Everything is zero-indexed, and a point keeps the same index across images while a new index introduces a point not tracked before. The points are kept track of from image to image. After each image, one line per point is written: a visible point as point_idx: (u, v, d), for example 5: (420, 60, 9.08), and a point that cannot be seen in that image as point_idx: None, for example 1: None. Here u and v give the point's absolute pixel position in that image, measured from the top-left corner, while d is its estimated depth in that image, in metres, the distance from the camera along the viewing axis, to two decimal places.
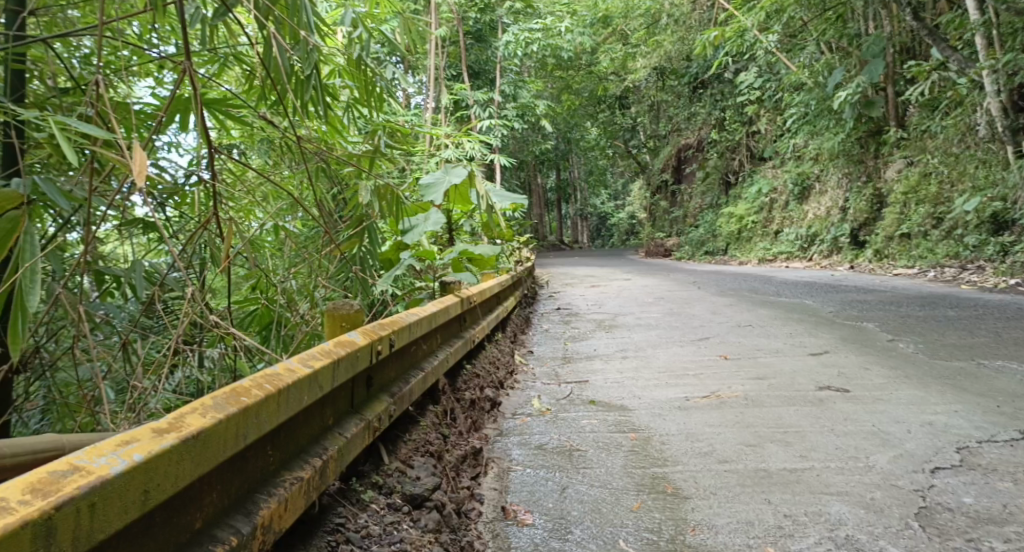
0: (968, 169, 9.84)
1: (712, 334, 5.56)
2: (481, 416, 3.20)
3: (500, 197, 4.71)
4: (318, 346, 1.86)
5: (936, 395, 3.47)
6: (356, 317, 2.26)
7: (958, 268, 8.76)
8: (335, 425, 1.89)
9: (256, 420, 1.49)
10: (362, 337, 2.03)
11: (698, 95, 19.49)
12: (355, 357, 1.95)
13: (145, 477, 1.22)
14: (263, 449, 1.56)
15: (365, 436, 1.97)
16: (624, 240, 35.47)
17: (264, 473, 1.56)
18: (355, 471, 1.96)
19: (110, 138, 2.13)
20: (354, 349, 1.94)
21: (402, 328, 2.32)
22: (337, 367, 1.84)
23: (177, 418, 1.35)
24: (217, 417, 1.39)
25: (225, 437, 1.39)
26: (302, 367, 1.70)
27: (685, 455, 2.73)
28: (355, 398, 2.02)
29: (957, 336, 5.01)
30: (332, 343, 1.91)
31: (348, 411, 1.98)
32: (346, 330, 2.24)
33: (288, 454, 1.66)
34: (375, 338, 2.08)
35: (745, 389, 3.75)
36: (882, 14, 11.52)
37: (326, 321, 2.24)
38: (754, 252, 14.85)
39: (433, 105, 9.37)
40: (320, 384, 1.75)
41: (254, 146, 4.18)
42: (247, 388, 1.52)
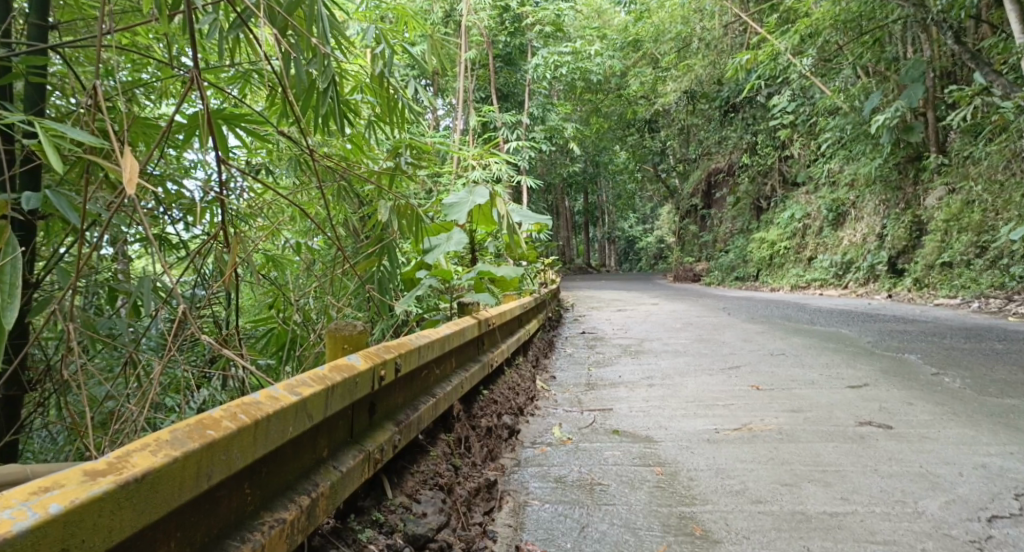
0: (1013, 198, 9.48)
1: (744, 362, 5.35)
2: (498, 445, 3.04)
3: (525, 217, 4.56)
4: (315, 369, 1.73)
5: (987, 434, 3.24)
6: (360, 339, 2.11)
7: (1002, 299, 8.43)
8: (331, 457, 1.75)
9: (223, 457, 1.38)
10: (364, 361, 1.88)
11: (730, 118, 19.27)
12: (353, 383, 1.80)
13: (66, 531, 1.13)
14: (238, 487, 1.44)
15: (364, 469, 1.82)
16: (653, 265, 35.16)
17: (240, 515, 1.44)
18: (353, 507, 1.82)
19: (101, 143, 2.03)
20: (354, 374, 1.80)
21: (410, 350, 2.17)
22: (332, 394, 1.70)
23: (122, 457, 1.26)
24: (170, 456, 1.28)
25: (178, 478, 1.29)
26: (288, 396, 1.57)
27: (715, 493, 2.54)
28: (356, 426, 1.87)
29: (1007, 371, 4.74)
30: (332, 365, 1.78)
31: (347, 441, 1.83)
32: (348, 352, 2.10)
33: (271, 491, 1.53)
34: (379, 362, 1.94)
35: (779, 422, 3.54)
36: (922, 38, 11.30)
37: (328, 343, 2.10)
38: (786, 279, 14.53)
39: (461, 126, 9.30)
40: (310, 414, 1.62)
41: (277, 165, 4.08)
42: (217, 420, 1.40)
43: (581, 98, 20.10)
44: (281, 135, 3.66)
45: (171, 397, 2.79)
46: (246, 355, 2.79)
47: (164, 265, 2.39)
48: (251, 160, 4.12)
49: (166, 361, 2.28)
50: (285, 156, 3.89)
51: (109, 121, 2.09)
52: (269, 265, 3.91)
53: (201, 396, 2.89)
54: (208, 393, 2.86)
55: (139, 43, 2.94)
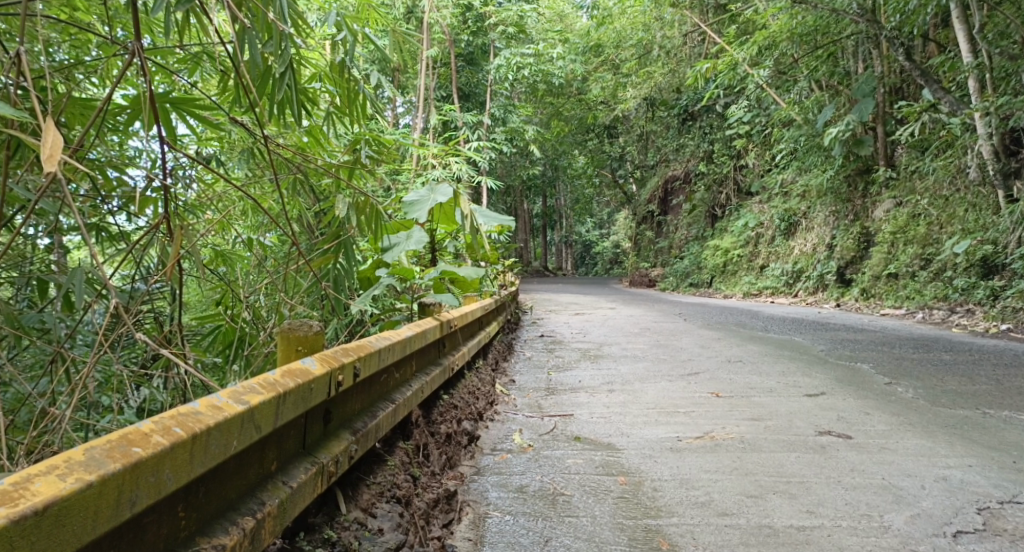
0: (958, 212, 9.67)
1: (702, 369, 5.33)
2: (457, 452, 2.93)
3: (487, 217, 4.46)
4: (264, 374, 1.61)
5: (945, 446, 3.24)
6: (315, 341, 1.99)
7: (945, 310, 8.60)
8: (280, 472, 1.63)
9: (152, 479, 1.26)
10: (319, 365, 1.77)
11: (687, 126, 19.43)
12: (307, 391, 1.68)
13: None
14: (169, 511, 1.31)
15: (316, 483, 1.70)
16: (608, 270, 35.33)
17: (171, 543, 1.31)
18: (304, 525, 1.70)
19: (20, 116, 1.88)
20: (308, 380, 1.68)
21: (369, 354, 2.06)
22: (283, 402, 1.58)
23: (26, 482, 1.13)
24: (84, 481, 1.16)
25: (94, 506, 1.16)
26: (231, 407, 1.44)
27: (680, 505, 2.48)
28: (308, 437, 1.75)
29: (957, 382, 4.79)
30: (283, 370, 1.66)
31: (299, 453, 1.71)
32: (302, 354, 1.98)
33: (209, 513, 1.40)
34: (335, 366, 1.82)
35: (741, 431, 3.50)
36: (874, 54, 11.50)
37: (280, 344, 1.97)
38: (738, 286, 14.68)
39: (421, 125, 9.16)
40: (257, 425, 1.49)
41: (233, 157, 3.92)
42: (145, 435, 1.28)
43: (542, 101, 20.12)
44: (234, 127, 3.52)
45: (108, 396, 2.66)
46: (189, 355, 2.65)
47: (92, 254, 2.19)
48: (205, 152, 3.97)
49: (95, 357, 2.11)
50: (240, 146, 3.74)
51: (31, 94, 1.93)
52: (218, 260, 3.75)
53: (142, 395, 2.76)
54: (149, 392, 2.72)
55: (79, 20, 2.79)
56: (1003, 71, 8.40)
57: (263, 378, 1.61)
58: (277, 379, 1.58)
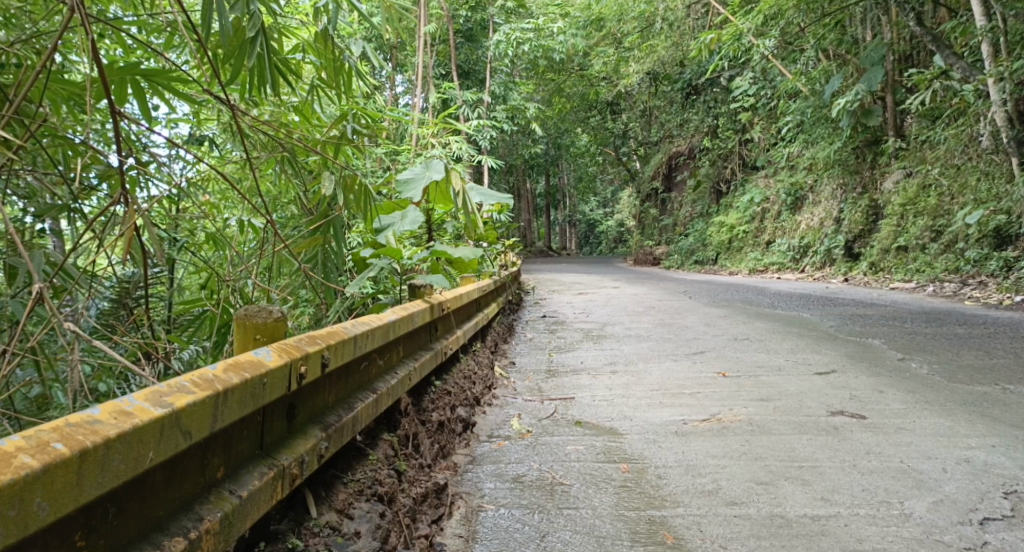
0: (970, 182, 9.45)
1: (708, 347, 5.17)
2: (450, 441, 2.79)
3: (484, 196, 4.28)
4: (203, 370, 1.46)
5: (965, 425, 3.09)
6: (275, 328, 1.83)
7: (957, 283, 8.40)
8: (227, 480, 1.48)
9: (15, 512, 1.06)
10: (274, 357, 1.62)
11: (691, 101, 19.11)
12: (256, 388, 1.53)
13: None
14: (56, 543, 1.13)
15: (271, 489, 1.56)
16: (613, 248, 35.11)
17: None
18: (263, 534, 1.56)
19: None
20: (259, 374, 1.53)
21: (341, 341, 1.91)
22: (222, 401, 1.43)
23: None
24: None
25: None
26: (143, 413, 1.27)
27: (686, 494, 2.34)
28: (265, 438, 1.61)
29: (974, 357, 4.62)
30: (228, 363, 1.51)
31: (252, 455, 1.57)
32: (262, 343, 1.82)
33: (119, 539, 1.24)
34: (295, 357, 1.67)
35: (750, 412, 3.35)
36: (882, 21, 11.20)
37: (237, 332, 1.82)
38: (744, 262, 14.50)
39: (420, 102, 8.96)
40: (185, 430, 1.34)
41: (223, 138, 3.77)
42: (11, 456, 1.10)
43: (543, 78, 19.83)
44: (215, 102, 3.36)
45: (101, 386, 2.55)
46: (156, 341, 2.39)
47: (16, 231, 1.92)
48: (199, 133, 3.85)
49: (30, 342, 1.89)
50: (224, 125, 3.59)
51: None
52: (207, 243, 3.60)
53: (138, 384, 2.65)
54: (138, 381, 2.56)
55: None
56: (1018, 34, 8.16)
57: (202, 374, 1.46)
58: (214, 376, 1.43)
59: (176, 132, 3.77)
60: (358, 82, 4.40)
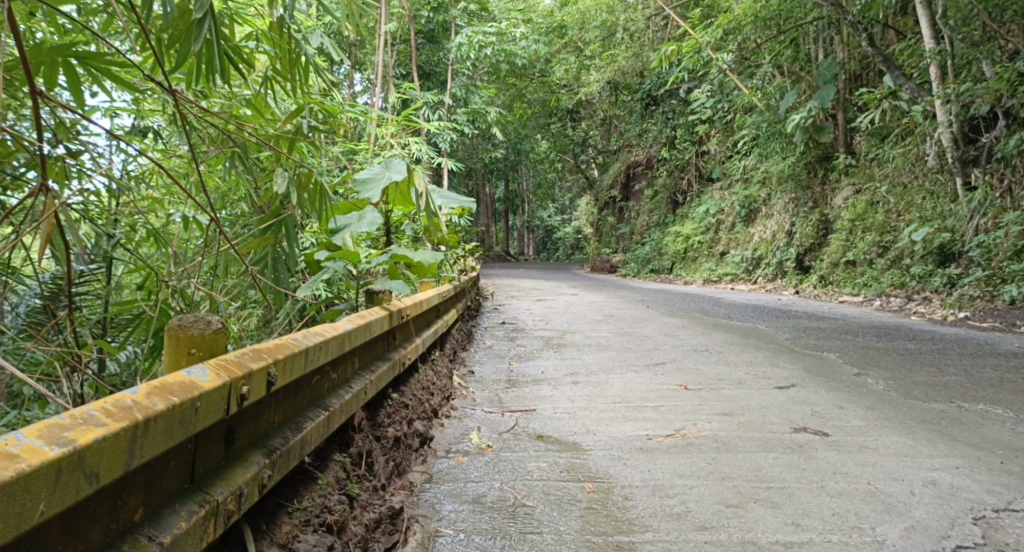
0: (916, 200, 9.61)
1: (668, 359, 5.10)
2: (407, 457, 2.65)
3: (446, 198, 4.14)
4: (122, 395, 1.32)
5: (926, 444, 3.04)
6: (212, 341, 1.68)
7: (903, 297, 8.52)
8: (147, 524, 1.33)
9: None
10: (209, 378, 1.48)
11: (650, 111, 19.22)
12: (185, 415, 1.38)
13: None
14: None
15: (200, 531, 1.40)
16: (569, 256, 35.14)
17: None
18: None
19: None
20: (189, 399, 1.39)
21: (290, 353, 1.77)
22: (141, 434, 1.28)
23: None
24: None
25: None
26: (30, 458, 1.12)
27: (654, 517, 2.26)
28: (197, 469, 1.47)
29: (928, 374, 4.61)
30: (152, 387, 1.37)
31: (181, 491, 1.42)
32: (197, 357, 1.67)
33: None
34: (235, 377, 1.53)
35: (714, 428, 3.27)
36: (836, 40, 11.37)
37: (168, 344, 1.66)
38: (697, 273, 14.58)
39: (379, 102, 8.80)
40: (91, 472, 1.19)
41: (170, 131, 3.60)
42: None
43: (504, 82, 19.76)
44: (160, 92, 3.18)
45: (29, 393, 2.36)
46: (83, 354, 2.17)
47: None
48: (146, 122, 3.65)
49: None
50: (169, 116, 3.42)
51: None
52: (148, 241, 3.40)
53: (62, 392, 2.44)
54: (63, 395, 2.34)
55: None
56: (965, 58, 8.36)
57: (120, 400, 1.32)
58: (131, 404, 1.29)
59: (118, 123, 3.58)
60: (314, 76, 4.25)
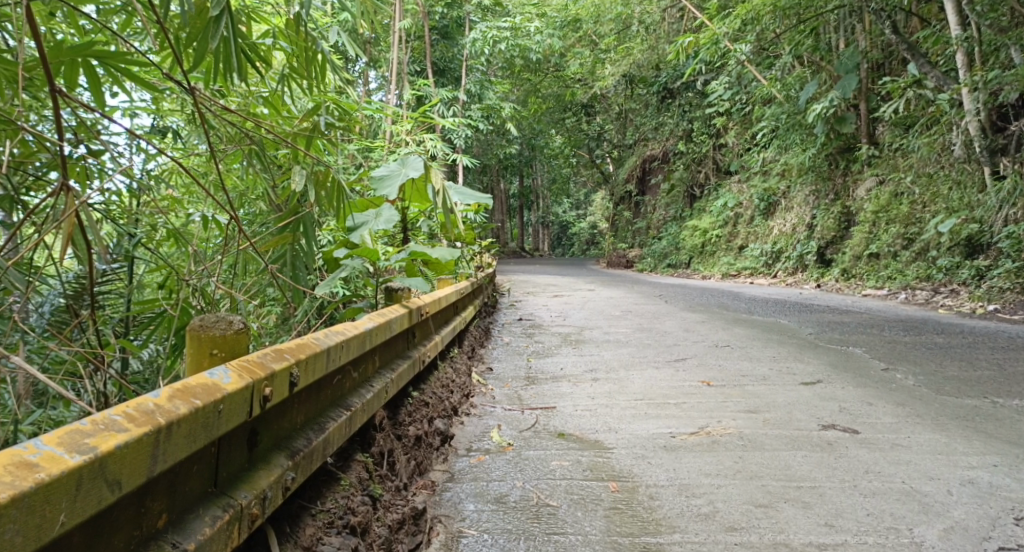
0: (942, 190, 9.44)
1: (690, 354, 5.03)
2: (428, 456, 2.61)
3: (463, 194, 4.10)
4: (143, 398, 1.28)
5: (961, 441, 2.95)
6: (232, 342, 1.64)
7: (928, 291, 8.37)
8: (171, 530, 1.29)
9: None
10: (232, 380, 1.43)
11: (666, 104, 19.07)
12: (207, 418, 1.34)
13: None
14: None
15: (225, 535, 1.36)
16: (586, 251, 35.04)
17: None
18: None
19: None
20: (212, 401, 1.35)
21: (312, 353, 1.72)
22: (164, 439, 1.24)
23: None
24: None
25: None
26: (48, 467, 1.08)
27: (682, 518, 2.20)
28: (221, 473, 1.43)
29: (958, 369, 4.51)
30: (174, 389, 1.33)
31: (204, 495, 1.38)
32: (219, 358, 1.62)
33: None
34: (258, 378, 1.49)
35: (739, 425, 3.21)
36: (857, 28, 11.20)
37: (189, 346, 1.61)
38: (716, 267, 14.43)
39: (395, 98, 8.77)
40: (112, 480, 1.15)
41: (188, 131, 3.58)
42: None
43: (519, 77, 19.71)
44: (179, 91, 3.16)
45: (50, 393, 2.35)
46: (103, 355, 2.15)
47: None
48: (164, 121, 3.64)
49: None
50: (187, 116, 3.40)
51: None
52: (168, 240, 3.38)
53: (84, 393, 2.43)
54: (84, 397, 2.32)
55: None
56: (992, 45, 8.19)
57: (142, 404, 1.27)
58: (154, 408, 1.25)
59: (137, 123, 3.56)
60: (330, 74, 4.21)
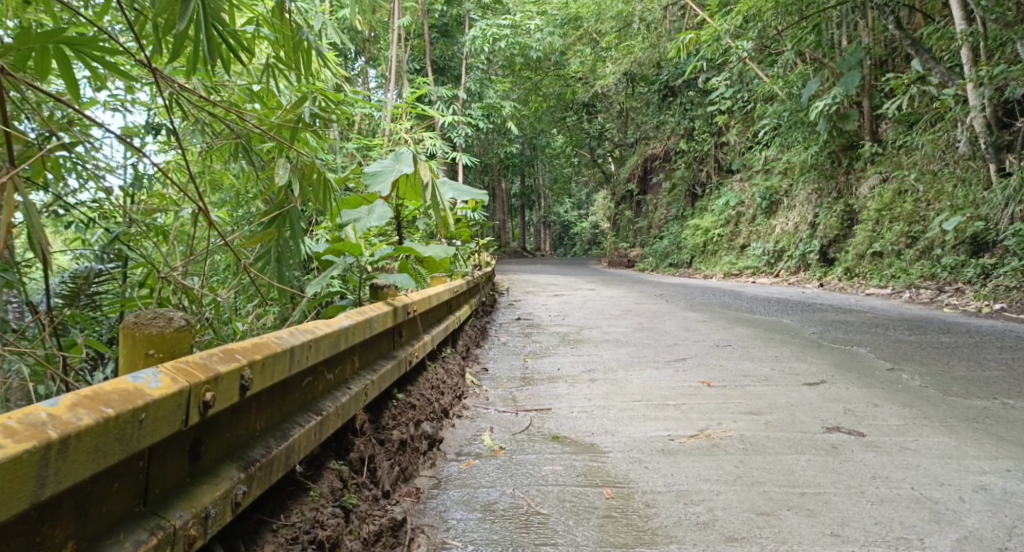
0: (947, 188, 9.29)
1: (690, 354, 4.91)
2: (414, 461, 2.49)
3: (458, 191, 3.96)
4: (38, 408, 1.16)
5: (972, 445, 2.83)
6: (170, 341, 1.51)
7: (933, 289, 8.24)
8: None
9: None
10: (158, 387, 1.31)
11: (667, 102, 18.92)
12: (116, 430, 1.21)
13: None
14: None
15: None
16: (587, 250, 34.92)
17: None
18: None
19: None
20: (125, 412, 1.22)
21: (269, 355, 1.60)
22: (57, 455, 1.12)
23: None
24: None
25: None
26: None
27: (679, 527, 2.08)
28: (148, 492, 1.31)
29: (966, 369, 4.39)
30: (80, 397, 1.20)
31: (124, 517, 1.26)
32: (156, 359, 1.50)
33: None
34: (194, 383, 1.37)
35: (740, 428, 3.09)
36: (861, 24, 11.06)
37: (123, 346, 1.49)
38: (718, 266, 14.30)
39: (394, 96, 8.64)
40: None
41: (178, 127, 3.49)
42: None
43: (519, 76, 19.59)
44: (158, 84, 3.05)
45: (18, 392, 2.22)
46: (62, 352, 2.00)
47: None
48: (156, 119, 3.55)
49: None
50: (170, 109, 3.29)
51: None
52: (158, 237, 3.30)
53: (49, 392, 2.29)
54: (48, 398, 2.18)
55: None
56: (999, 39, 8.04)
57: (36, 414, 1.15)
58: (42, 420, 1.12)
59: (125, 118, 3.46)
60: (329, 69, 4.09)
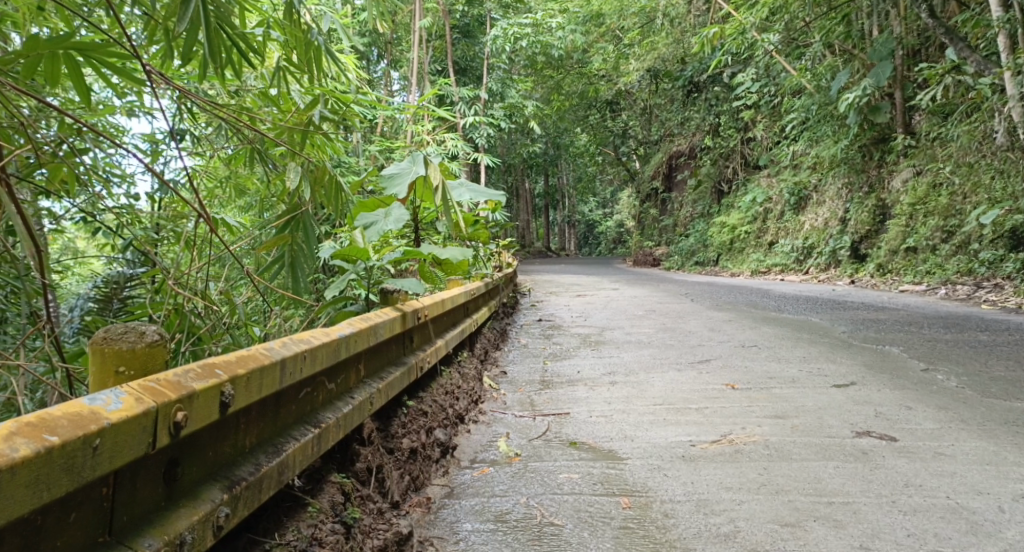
0: (983, 181, 9.03)
1: (715, 356, 4.79)
2: (426, 469, 2.44)
3: (476, 193, 3.88)
4: None
5: (1011, 450, 2.70)
6: (144, 357, 1.47)
7: (971, 285, 8.03)
8: None
9: None
10: (118, 410, 1.25)
11: (692, 98, 18.68)
12: (63, 459, 1.15)
13: None
14: None
15: None
16: (613, 249, 34.70)
17: None
18: None
19: None
20: (76, 438, 1.17)
21: (252, 370, 1.55)
22: None
23: None
24: None
25: None
26: None
27: (698, 539, 1.99)
28: (111, 520, 1.25)
29: (1005, 369, 4.23)
30: (23, 425, 1.15)
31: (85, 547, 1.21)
32: (126, 376, 1.45)
33: None
34: (162, 402, 1.32)
35: (765, 432, 2.98)
36: (891, 15, 10.80)
37: (94, 363, 1.45)
38: (746, 264, 14.08)
39: (415, 98, 8.58)
40: None
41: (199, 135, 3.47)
42: None
43: (540, 75, 19.47)
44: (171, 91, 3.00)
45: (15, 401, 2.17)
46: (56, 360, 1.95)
47: None
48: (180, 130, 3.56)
49: None
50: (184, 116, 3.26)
51: None
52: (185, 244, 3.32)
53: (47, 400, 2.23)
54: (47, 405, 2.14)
55: None
56: None
57: None
58: None
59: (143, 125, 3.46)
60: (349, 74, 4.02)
